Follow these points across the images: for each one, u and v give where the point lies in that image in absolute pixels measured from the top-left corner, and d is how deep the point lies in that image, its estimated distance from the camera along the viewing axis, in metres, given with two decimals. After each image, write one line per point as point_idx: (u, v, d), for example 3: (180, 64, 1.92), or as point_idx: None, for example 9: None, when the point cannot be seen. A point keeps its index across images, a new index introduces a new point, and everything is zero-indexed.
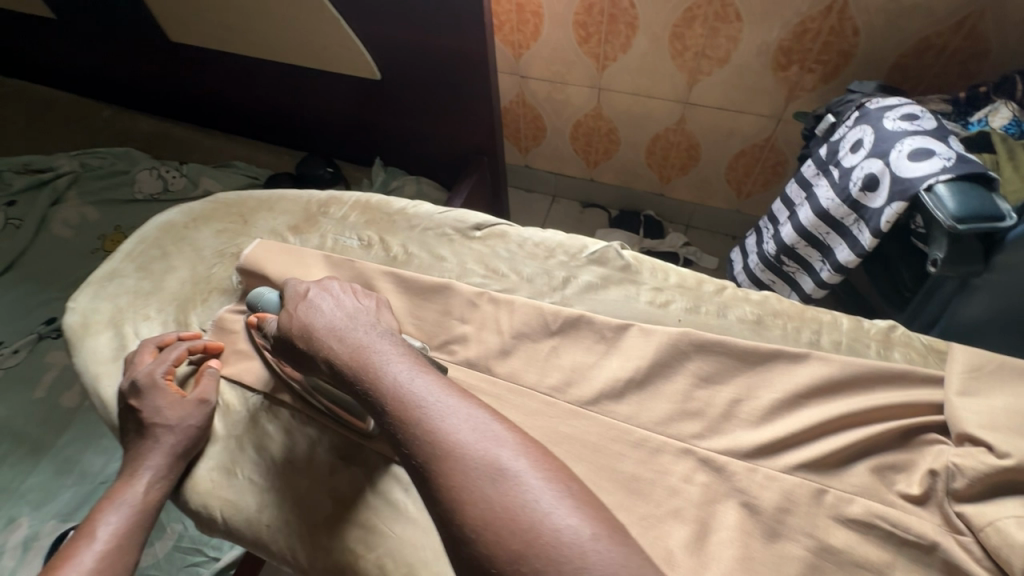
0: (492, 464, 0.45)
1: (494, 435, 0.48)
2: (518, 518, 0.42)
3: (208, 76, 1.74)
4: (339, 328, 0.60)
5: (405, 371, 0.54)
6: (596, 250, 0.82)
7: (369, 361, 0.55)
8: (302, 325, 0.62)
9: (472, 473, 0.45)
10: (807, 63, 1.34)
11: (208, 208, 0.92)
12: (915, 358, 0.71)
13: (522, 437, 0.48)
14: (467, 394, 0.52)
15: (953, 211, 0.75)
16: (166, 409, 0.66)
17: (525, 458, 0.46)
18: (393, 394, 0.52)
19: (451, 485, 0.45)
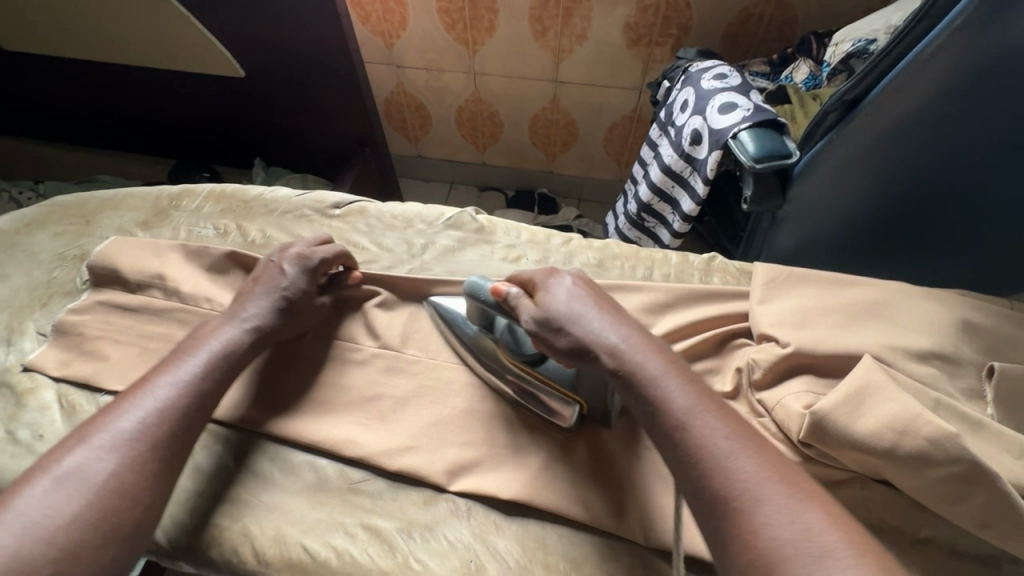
0: (806, 538, 0.42)
1: (844, 554, 0.40)
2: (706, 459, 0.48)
3: (51, 85, 1.61)
4: (612, 326, 0.58)
5: (633, 345, 0.56)
6: (452, 217, 0.87)
7: (599, 331, 0.57)
8: (558, 311, 0.59)
9: (777, 558, 0.41)
10: (654, 38, 1.47)
11: (43, 213, 0.88)
12: (730, 280, 0.83)
13: (821, 504, 0.44)
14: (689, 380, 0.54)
15: (752, 153, 0.87)
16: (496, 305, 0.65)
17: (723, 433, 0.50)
18: (631, 367, 0.55)
19: (755, 564, 0.42)
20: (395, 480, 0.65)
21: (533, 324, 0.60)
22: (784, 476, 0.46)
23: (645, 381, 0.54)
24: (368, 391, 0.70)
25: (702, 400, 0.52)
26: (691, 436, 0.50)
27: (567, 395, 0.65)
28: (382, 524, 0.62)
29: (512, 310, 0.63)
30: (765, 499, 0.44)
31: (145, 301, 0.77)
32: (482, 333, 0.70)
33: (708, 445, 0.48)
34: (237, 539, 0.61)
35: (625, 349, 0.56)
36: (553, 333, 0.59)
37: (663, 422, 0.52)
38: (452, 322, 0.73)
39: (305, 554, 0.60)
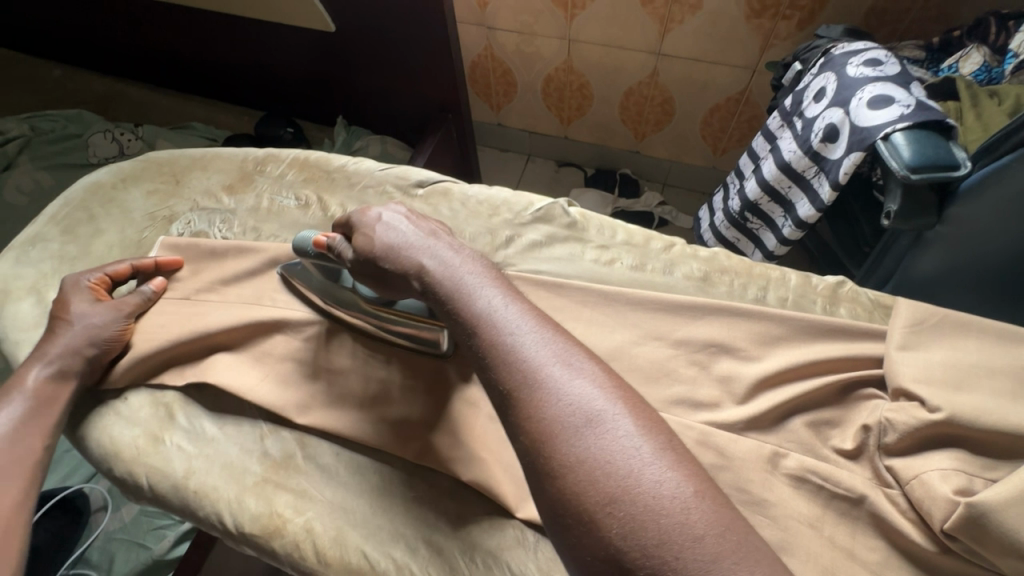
0: (583, 410, 0.42)
1: (618, 417, 0.42)
2: (507, 364, 0.46)
3: (151, 31, 1.63)
4: (424, 239, 0.59)
5: (449, 255, 0.57)
6: (542, 208, 0.79)
7: (415, 246, 0.58)
8: (380, 245, 0.60)
9: (553, 434, 0.42)
10: (782, 9, 1.29)
11: (138, 168, 0.88)
12: (860, 314, 0.71)
13: (600, 373, 0.45)
14: (511, 291, 0.53)
15: (907, 160, 0.73)
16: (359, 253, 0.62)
17: (531, 333, 0.47)
18: (445, 278, 0.54)
19: (538, 440, 0.42)
20: (461, 497, 0.61)
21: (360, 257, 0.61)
22: (567, 354, 0.46)
23: (451, 288, 0.53)
24: (440, 396, 0.65)
25: (502, 292, 0.52)
26: (490, 329, 0.48)
27: (427, 321, 0.66)
28: (444, 541, 0.58)
29: (340, 257, 0.65)
30: (551, 378, 0.44)
31: (226, 271, 0.75)
32: (335, 285, 0.70)
33: (502, 337, 0.47)
34: (300, 533, 0.59)
35: (434, 262, 0.56)
36: (379, 263, 0.60)
37: (464, 324, 0.50)
38: (300, 279, 0.72)
39: (364, 561, 0.57)
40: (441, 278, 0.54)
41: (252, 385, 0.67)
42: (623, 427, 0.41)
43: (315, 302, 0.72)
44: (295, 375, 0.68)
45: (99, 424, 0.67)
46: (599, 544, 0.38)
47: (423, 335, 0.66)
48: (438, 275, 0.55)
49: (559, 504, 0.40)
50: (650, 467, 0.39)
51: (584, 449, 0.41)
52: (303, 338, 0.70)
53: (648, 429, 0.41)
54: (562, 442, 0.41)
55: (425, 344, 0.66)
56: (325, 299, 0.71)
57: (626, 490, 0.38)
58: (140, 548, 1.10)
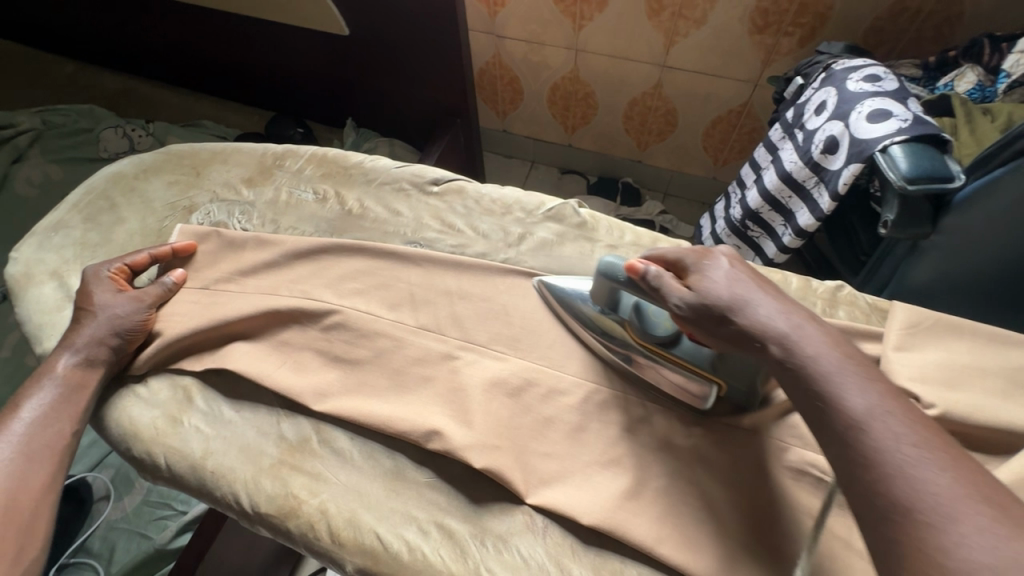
0: (897, 449, 0.40)
1: (981, 507, 0.36)
2: (813, 386, 0.46)
3: (166, 30, 1.66)
4: (715, 269, 0.55)
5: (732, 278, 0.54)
6: (553, 208, 0.82)
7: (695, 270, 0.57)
8: (693, 285, 0.55)
9: (868, 467, 0.41)
10: (784, 26, 1.33)
11: (159, 160, 0.90)
12: (858, 316, 0.73)
13: (919, 420, 0.42)
14: (814, 320, 0.51)
15: (904, 171, 0.76)
16: (682, 300, 0.55)
17: (837, 363, 0.46)
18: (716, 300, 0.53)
19: (891, 506, 0.38)
20: (471, 483, 0.62)
21: (647, 284, 0.59)
22: (921, 426, 0.41)
23: (729, 310, 0.52)
24: (452, 385, 0.67)
25: (821, 340, 0.48)
26: (825, 384, 0.45)
27: (703, 376, 0.63)
28: (456, 525, 0.60)
29: (656, 296, 0.58)
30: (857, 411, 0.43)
31: (244, 261, 0.77)
32: (606, 314, 0.68)
33: (840, 392, 0.45)
34: (314, 515, 0.60)
35: (735, 293, 0.52)
36: (699, 309, 0.54)
37: (756, 347, 0.50)
38: (566, 300, 0.71)
39: (377, 543, 0.59)
40: (741, 317, 0.51)
41: (269, 371, 0.69)
42: (985, 518, 0.35)
43: (570, 322, 0.71)
44: (311, 362, 0.70)
45: (117, 405, 0.69)
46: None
47: (693, 389, 0.64)
48: (729, 310, 0.52)
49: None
50: (971, 528, 0.35)
51: (932, 526, 0.36)
52: (319, 327, 0.72)
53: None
54: (922, 515, 0.37)
55: (692, 398, 0.64)
56: (588, 322, 0.70)
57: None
58: (141, 537, 1.10)
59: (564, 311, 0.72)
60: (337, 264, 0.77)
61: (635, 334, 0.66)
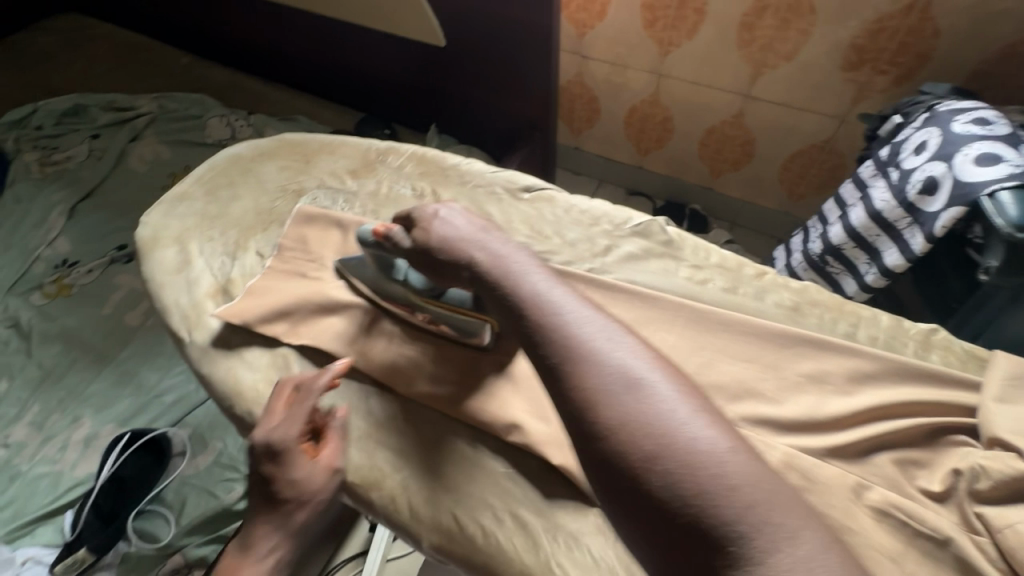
0: (626, 376, 0.46)
1: (622, 353, 0.48)
2: (557, 338, 0.50)
3: (277, 31, 1.80)
4: (475, 234, 0.63)
5: (496, 245, 0.60)
6: (640, 223, 0.84)
7: (462, 240, 0.62)
8: (435, 238, 0.64)
9: (601, 400, 0.45)
10: (881, 64, 1.31)
11: (274, 146, 0.98)
12: (953, 362, 0.71)
13: (639, 345, 0.49)
14: (550, 274, 0.56)
15: (1014, 218, 0.75)
16: (422, 242, 0.65)
17: (581, 313, 0.51)
18: (492, 264, 0.58)
19: (562, 368, 0.48)
20: (545, 481, 0.64)
21: (391, 242, 0.69)
22: (578, 301, 0.53)
23: (504, 272, 0.57)
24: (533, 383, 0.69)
25: (512, 251, 0.60)
26: (514, 281, 0.55)
27: (473, 316, 0.69)
28: (528, 518, 0.62)
29: (397, 246, 0.68)
30: (596, 349, 0.48)
31: (347, 246, 0.83)
32: (386, 279, 0.75)
33: (528, 286, 0.54)
34: (398, 488, 0.64)
35: (454, 233, 0.63)
36: (433, 253, 0.64)
37: (515, 307, 0.54)
38: (355, 271, 0.78)
39: (454, 523, 0.61)
40: (462, 248, 0.62)
41: (361, 350, 0.73)
42: (627, 355, 0.47)
43: (365, 292, 0.77)
44: (400, 346, 0.74)
45: (223, 365, 0.74)
46: (616, 463, 0.43)
47: (470, 328, 0.70)
48: (453, 247, 0.62)
49: (583, 429, 0.45)
50: (683, 425, 0.43)
51: (651, 440, 0.42)
52: None
53: (643, 360, 0.47)
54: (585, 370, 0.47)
55: (472, 337, 0.70)
56: (375, 289, 0.76)
57: (633, 414, 0.44)
58: (209, 495, 1.18)
59: (357, 281, 0.78)
60: None
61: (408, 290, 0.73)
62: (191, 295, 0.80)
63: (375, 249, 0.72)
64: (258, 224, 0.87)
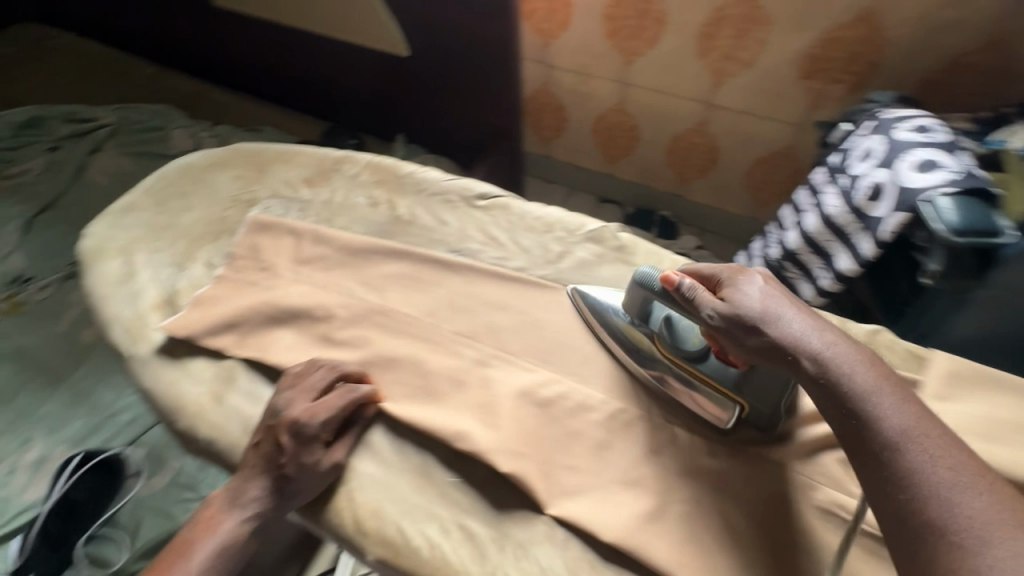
0: (968, 516, 0.46)
1: (963, 482, 0.48)
2: (904, 457, 0.50)
3: (242, 40, 1.79)
4: (804, 326, 0.60)
5: (818, 339, 0.59)
6: (594, 229, 0.84)
7: (784, 325, 0.60)
8: (749, 315, 0.61)
9: (939, 532, 0.46)
10: (834, 73, 1.35)
11: (227, 156, 0.97)
12: (896, 361, 0.72)
13: (983, 484, 0.48)
14: (891, 385, 0.56)
15: (952, 223, 0.78)
16: (729, 314, 0.61)
17: (919, 435, 0.52)
18: (819, 363, 0.57)
19: (900, 488, 0.49)
20: (494, 490, 0.63)
21: (681, 295, 0.65)
22: (921, 421, 0.53)
23: (843, 378, 0.56)
24: (483, 391, 0.69)
25: (851, 351, 0.58)
26: (852, 389, 0.55)
27: (728, 396, 0.65)
28: (477, 528, 0.61)
29: (693, 306, 0.64)
30: (934, 480, 0.49)
31: (298, 256, 0.82)
32: (638, 326, 0.71)
33: (864, 397, 0.55)
34: (342, 502, 0.63)
35: (774, 315, 0.61)
36: (743, 331, 0.61)
37: (848, 415, 0.55)
38: (597, 313, 0.74)
39: (399, 536, 0.60)
40: (787, 337, 0.59)
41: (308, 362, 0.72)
42: (967, 494, 0.47)
43: (604, 336, 0.73)
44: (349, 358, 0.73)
45: (166, 379, 0.72)
46: (937, 560, 0.45)
47: (721, 407, 0.65)
48: (759, 321, 0.60)
49: (902, 526, 0.48)
50: None
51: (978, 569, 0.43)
52: (359, 324, 0.75)
53: (993, 492, 0.48)
54: (919, 473, 0.49)
55: (719, 417, 0.65)
56: (621, 337, 0.72)
57: (955, 526, 0.46)
58: (165, 516, 1.15)
59: (603, 324, 0.73)
60: (382, 267, 0.81)
61: (659, 347, 0.69)
62: (135, 307, 0.78)
63: (651, 292, 0.67)
64: (209, 234, 0.86)
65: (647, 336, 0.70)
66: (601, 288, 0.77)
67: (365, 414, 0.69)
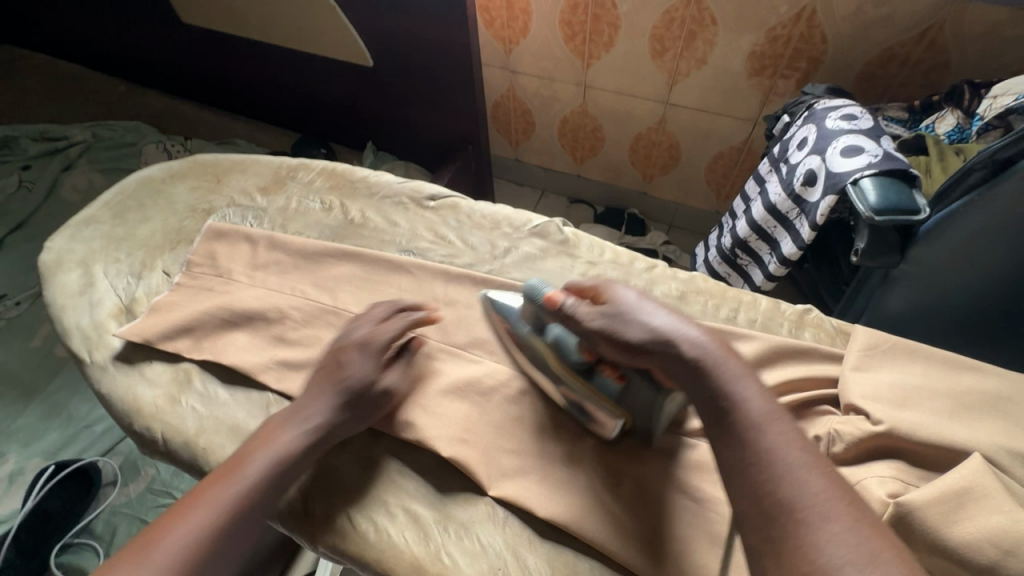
0: (800, 490, 0.46)
1: (802, 461, 0.48)
2: (751, 440, 0.50)
3: (209, 56, 1.81)
4: (667, 321, 0.58)
5: (683, 333, 0.57)
6: (539, 225, 0.88)
7: (651, 321, 0.58)
8: (617, 320, 0.59)
9: (779, 513, 0.45)
10: (780, 69, 1.40)
11: (186, 167, 0.99)
12: (823, 338, 0.76)
13: (818, 463, 0.48)
14: (746, 371, 0.55)
15: (873, 203, 0.80)
16: (606, 323, 0.59)
17: (766, 416, 0.51)
18: (680, 356, 0.56)
19: (747, 472, 0.48)
20: (440, 476, 0.66)
21: (563, 311, 0.64)
22: (766, 403, 0.52)
23: (701, 367, 0.55)
24: (429, 382, 0.72)
25: (707, 340, 0.57)
26: (707, 376, 0.54)
27: (612, 410, 0.63)
28: (422, 511, 0.64)
29: (574, 317, 0.63)
30: (774, 458, 0.48)
31: (254, 261, 0.85)
32: (532, 335, 0.70)
33: (718, 384, 0.54)
34: (293, 492, 0.65)
35: (639, 316, 0.58)
36: (615, 337, 0.59)
37: (705, 402, 0.54)
38: (505, 323, 0.73)
39: (347, 522, 0.63)
40: (650, 336, 0.57)
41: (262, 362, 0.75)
42: (804, 471, 0.47)
43: (511, 346, 0.73)
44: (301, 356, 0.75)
45: (123, 383, 0.74)
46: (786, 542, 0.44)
47: (605, 420, 0.64)
48: (630, 322, 0.58)
49: (753, 510, 0.47)
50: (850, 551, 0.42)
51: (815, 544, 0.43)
52: (311, 324, 0.78)
53: (835, 480, 0.47)
54: (776, 461, 0.48)
55: (605, 429, 0.64)
56: (521, 347, 0.71)
57: (801, 512, 0.45)
58: (141, 524, 1.16)
59: (507, 334, 0.73)
60: (334, 268, 0.84)
61: (551, 361, 0.67)
62: (93, 316, 0.80)
63: (537, 304, 0.68)
64: (166, 243, 0.88)
65: (532, 350, 0.70)
66: (511, 292, 0.76)
67: None
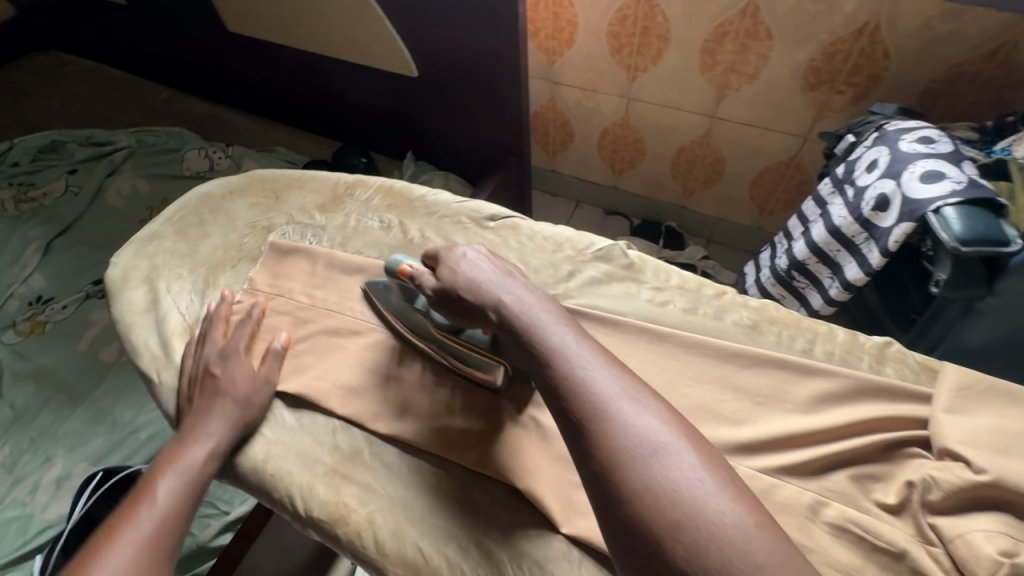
0: (675, 471, 0.46)
1: (674, 442, 0.48)
2: (622, 433, 0.48)
3: (253, 65, 1.83)
4: (533, 308, 0.60)
5: (572, 340, 0.56)
6: (602, 248, 0.86)
7: (539, 322, 0.58)
8: (462, 284, 0.65)
9: (657, 499, 0.44)
10: (837, 84, 1.36)
11: (244, 183, 1.00)
12: (907, 374, 0.73)
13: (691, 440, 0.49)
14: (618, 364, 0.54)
15: (958, 233, 0.77)
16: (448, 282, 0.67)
17: (643, 410, 0.50)
18: (560, 356, 0.54)
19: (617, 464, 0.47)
20: (510, 510, 0.65)
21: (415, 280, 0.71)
22: (632, 387, 0.52)
23: (566, 357, 0.54)
24: (498, 411, 0.70)
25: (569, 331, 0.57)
26: (574, 367, 0.53)
27: (489, 356, 0.71)
28: (494, 547, 0.62)
29: (420, 286, 0.70)
30: (643, 442, 0.47)
31: (316, 281, 0.85)
32: (406, 305, 0.76)
33: (581, 370, 0.53)
34: (362, 522, 0.64)
35: (485, 285, 0.64)
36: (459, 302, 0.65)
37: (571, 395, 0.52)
38: (380, 297, 0.79)
39: (419, 555, 0.61)
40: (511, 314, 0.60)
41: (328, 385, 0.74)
42: (680, 449, 0.47)
43: (389, 319, 0.79)
44: (366, 381, 0.74)
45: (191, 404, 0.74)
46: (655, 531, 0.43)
47: (484, 369, 0.71)
48: (482, 290, 0.63)
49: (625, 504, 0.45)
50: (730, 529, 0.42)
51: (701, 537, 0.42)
52: (375, 347, 0.77)
53: (707, 457, 0.47)
54: (642, 447, 0.47)
55: (484, 378, 0.71)
56: (397, 315, 0.77)
57: (678, 491, 0.44)
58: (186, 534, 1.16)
59: (380, 304, 0.79)
60: None
61: (426, 324, 0.74)
62: (158, 334, 0.80)
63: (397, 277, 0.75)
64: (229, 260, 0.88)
65: (410, 321, 0.76)
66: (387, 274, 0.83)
67: (383, 437, 0.70)
